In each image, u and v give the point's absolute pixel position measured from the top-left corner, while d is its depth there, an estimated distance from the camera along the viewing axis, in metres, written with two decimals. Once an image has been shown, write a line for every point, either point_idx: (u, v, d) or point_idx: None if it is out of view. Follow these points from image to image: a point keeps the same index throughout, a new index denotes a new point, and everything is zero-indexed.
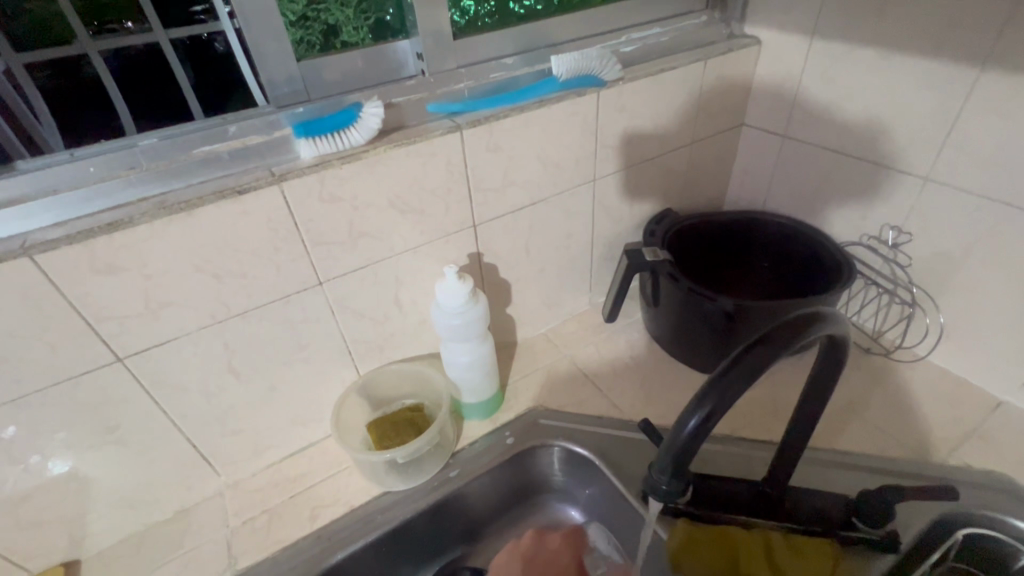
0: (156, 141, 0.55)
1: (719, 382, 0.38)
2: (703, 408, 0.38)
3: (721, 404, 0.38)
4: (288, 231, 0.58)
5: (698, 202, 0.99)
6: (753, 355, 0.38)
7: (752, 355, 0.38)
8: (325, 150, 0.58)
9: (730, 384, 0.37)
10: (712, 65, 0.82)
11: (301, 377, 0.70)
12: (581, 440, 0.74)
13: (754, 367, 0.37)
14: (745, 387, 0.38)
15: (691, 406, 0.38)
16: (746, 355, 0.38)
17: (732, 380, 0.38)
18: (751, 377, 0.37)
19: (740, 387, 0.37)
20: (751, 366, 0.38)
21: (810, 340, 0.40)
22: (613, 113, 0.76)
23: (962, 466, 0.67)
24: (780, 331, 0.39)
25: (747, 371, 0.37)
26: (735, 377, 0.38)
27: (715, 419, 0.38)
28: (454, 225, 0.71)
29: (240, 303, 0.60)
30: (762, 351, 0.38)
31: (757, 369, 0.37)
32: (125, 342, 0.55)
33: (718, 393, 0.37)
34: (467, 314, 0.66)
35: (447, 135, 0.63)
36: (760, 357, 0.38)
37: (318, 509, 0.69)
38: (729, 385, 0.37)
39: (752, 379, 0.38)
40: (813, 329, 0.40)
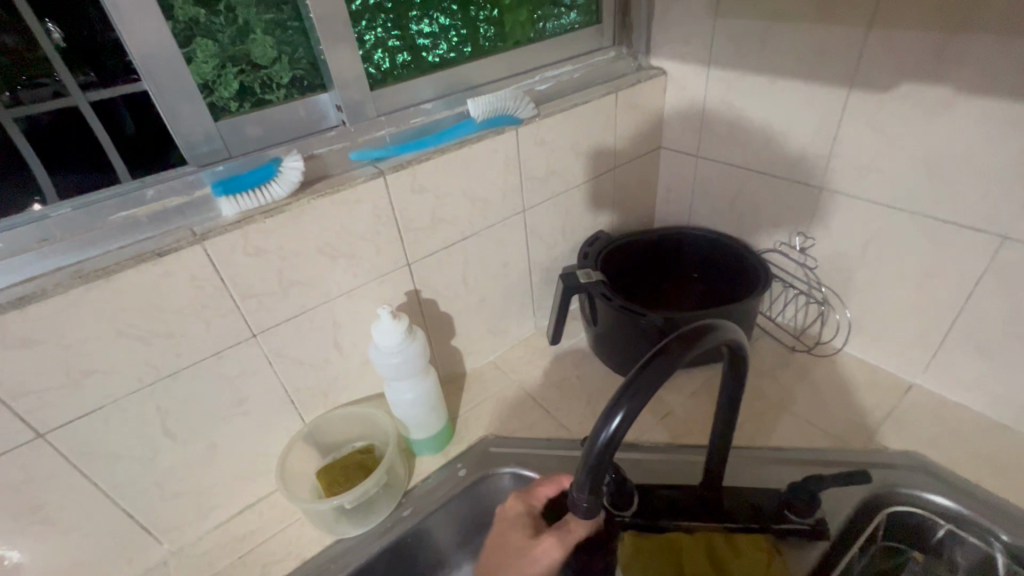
0: (70, 211, 0.55)
1: (625, 393, 0.40)
2: (612, 420, 0.40)
3: (635, 409, 0.40)
4: (214, 287, 0.58)
5: (629, 222, 1.04)
6: (652, 366, 0.41)
7: (652, 366, 0.41)
8: (246, 206, 0.59)
9: (637, 395, 0.40)
10: (624, 95, 0.88)
11: (243, 431, 0.69)
12: (531, 463, 0.76)
13: (654, 377, 0.40)
14: (649, 397, 0.40)
15: (607, 412, 0.40)
16: (646, 368, 0.41)
17: (636, 391, 0.40)
18: (652, 388, 0.40)
19: (643, 397, 0.40)
20: (651, 377, 0.41)
21: (705, 347, 0.43)
22: (533, 147, 0.80)
23: (880, 449, 0.72)
24: (676, 342, 0.42)
25: (647, 382, 0.40)
26: (637, 388, 0.40)
27: (625, 428, 0.40)
28: (388, 265, 0.72)
29: (170, 363, 0.59)
30: (661, 361, 0.41)
31: (657, 379, 0.40)
32: (46, 415, 0.54)
33: (627, 402, 0.40)
34: (404, 352, 0.68)
35: (370, 181, 0.65)
36: (658, 368, 0.41)
37: (269, 566, 0.67)
38: (635, 396, 0.40)
39: (655, 389, 0.40)
40: (707, 338, 0.43)
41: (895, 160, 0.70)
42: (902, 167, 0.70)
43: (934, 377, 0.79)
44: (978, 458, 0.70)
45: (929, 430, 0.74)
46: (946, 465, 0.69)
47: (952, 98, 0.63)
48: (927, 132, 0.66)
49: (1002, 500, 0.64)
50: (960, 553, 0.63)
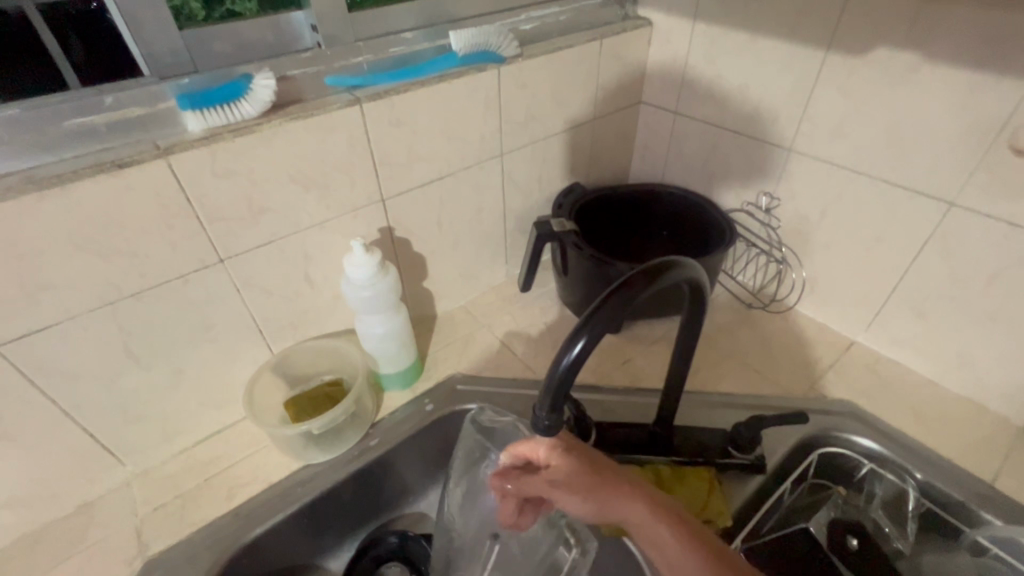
0: (18, 113, 0.50)
1: (590, 322, 0.42)
2: (575, 346, 0.42)
3: (598, 336, 0.42)
4: (180, 206, 0.56)
5: (605, 176, 1.05)
6: (616, 297, 0.43)
7: (616, 296, 0.43)
8: (214, 123, 0.56)
9: (600, 323, 0.42)
10: (609, 43, 0.87)
11: (210, 357, 0.69)
12: (496, 401, 0.79)
13: (615, 305, 0.43)
14: (611, 325, 0.43)
15: (571, 339, 0.43)
16: (611, 297, 0.43)
17: (600, 317, 0.42)
18: (614, 315, 0.42)
19: (604, 325, 0.42)
20: (614, 306, 0.43)
21: (668, 281, 0.46)
22: (515, 88, 0.79)
23: (819, 397, 0.78)
24: (639, 276, 0.44)
25: (610, 313, 0.43)
26: (600, 316, 0.42)
27: (587, 353, 0.42)
28: (362, 199, 0.71)
29: (131, 283, 0.57)
30: (623, 294, 0.44)
31: (619, 307, 0.43)
32: (2, 328, 0.52)
33: (592, 329, 0.42)
34: (377, 286, 0.68)
35: (347, 108, 0.63)
36: (620, 299, 0.43)
37: (236, 488, 0.69)
38: (598, 325, 0.42)
39: (616, 317, 0.43)
40: (668, 274, 0.45)
41: (862, 126, 0.73)
42: (866, 133, 0.73)
43: (874, 335, 0.85)
44: (903, 407, 0.77)
45: (864, 382, 0.81)
46: (875, 412, 0.76)
47: (920, 65, 0.65)
48: (894, 99, 0.69)
49: (919, 444, 0.71)
50: (879, 487, 0.69)
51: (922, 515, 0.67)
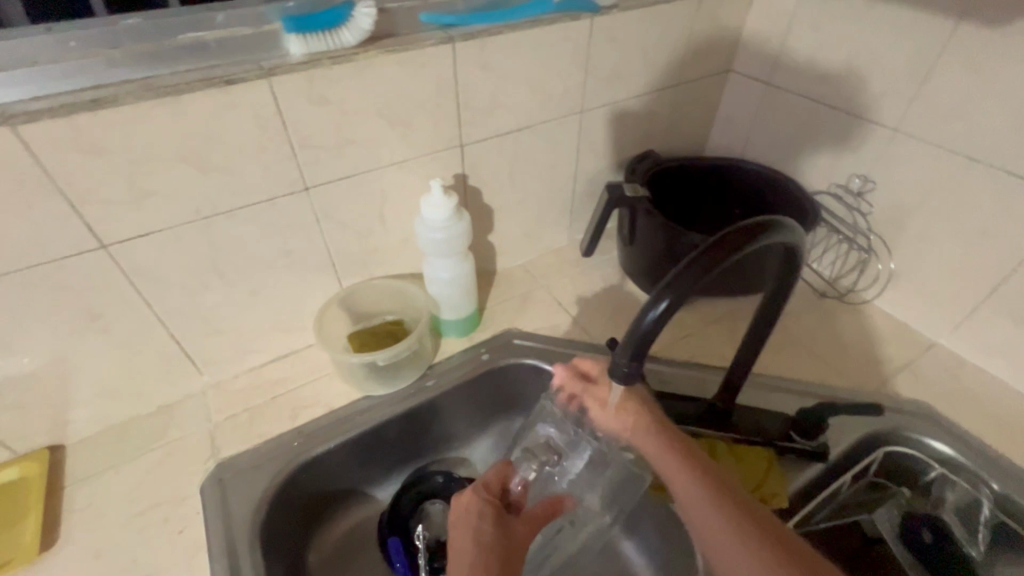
0: (140, 23, 0.53)
1: (679, 277, 0.41)
2: (662, 301, 0.41)
3: (685, 293, 0.41)
4: (276, 129, 0.58)
5: (681, 147, 1.01)
6: (711, 254, 0.41)
7: (710, 252, 0.42)
8: (315, 49, 0.57)
9: (688, 281, 0.41)
10: (707, 2, 0.82)
11: (285, 283, 0.71)
12: (551, 358, 0.79)
13: (710, 261, 0.41)
14: (702, 281, 0.41)
15: (655, 295, 0.42)
16: (704, 253, 0.42)
17: (692, 273, 0.41)
18: (707, 271, 0.41)
19: (694, 281, 0.41)
20: (708, 262, 0.41)
21: (765, 243, 0.44)
22: (605, 41, 0.76)
23: (891, 395, 0.74)
24: (737, 235, 0.42)
25: (700, 271, 0.41)
26: (689, 274, 0.41)
27: (675, 309, 0.41)
28: (442, 141, 0.71)
29: (225, 200, 0.60)
30: (715, 253, 0.42)
31: (713, 263, 0.41)
32: (111, 229, 0.56)
33: (680, 287, 0.41)
34: (450, 229, 0.68)
35: (439, 45, 0.63)
36: (712, 258, 0.41)
37: (299, 410, 0.72)
38: (686, 281, 0.41)
39: (709, 275, 0.41)
40: (768, 235, 0.43)
41: (986, 107, 0.67)
42: (990, 116, 0.67)
43: (959, 339, 0.80)
44: (985, 416, 0.72)
45: (942, 385, 0.76)
46: (953, 416, 0.72)
47: None
48: None
49: (1000, 454, 0.67)
50: (950, 493, 0.66)
51: (995, 526, 0.62)
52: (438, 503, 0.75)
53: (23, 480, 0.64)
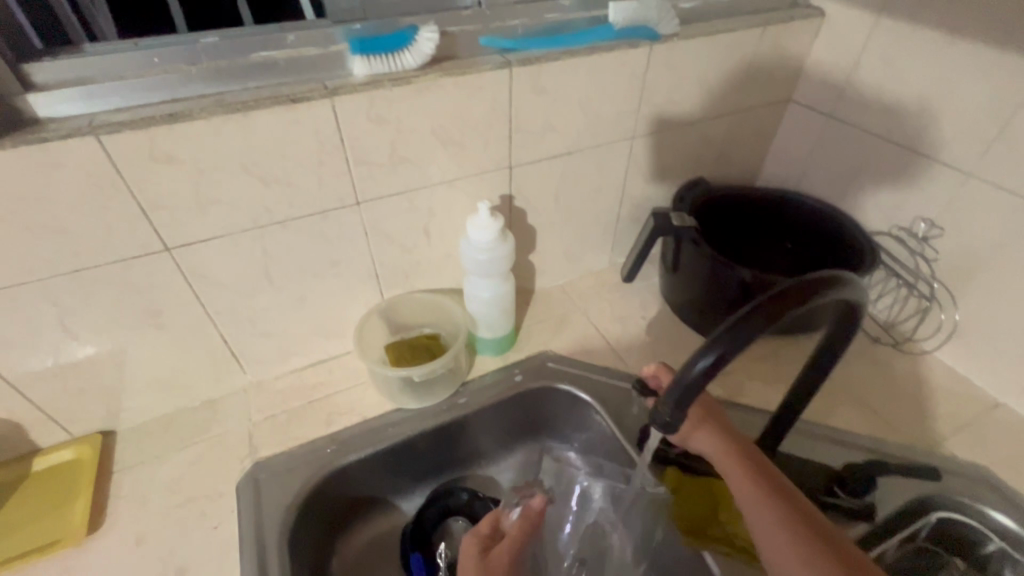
0: (217, 41, 0.55)
1: (729, 332, 0.40)
2: (712, 354, 0.40)
3: (734, 350, 0.40)
4: (335, 146, 0.60)
5: (733, 176, 0.98)
6: (767, 308, 0.40)
7: (766, 306, 0.40)
8: (377, 70, 0.58)
9: (738, 338, 0.40)
10: (771, 31, 0.80)
11: (330, 291, 0.73)
12: (586, 386, 0.77)
13: (766, 315, 0.40)
14: (757, 336, 0.40)
15: (700, 348, 0.41)
16: (760, 307, 0.40)
17: (745, 326, 0.40)
18: (762, 326, 0.40)
19: (749, 336, 0.40)
20: (764, 317, 0.40)
21: (822, 298, 0.42)
22: (663, 69, 0.75)
23: (948, 455, 0.70)
24: (796, 290, 0.41)
25: (755, 326, 0.40)
26: (741, 330, 0.40)
27: (726, 362, 0.40)
28: (491, 162, 0.72)
29: (282, 210, 0.62)
30: (772, 307, 0.41)
31: (769, 318, 0.40)
32: (176, 233, 0.58)
33: (728, 343, 0.40)
34: (494, 250, 0.69)
35: (497, 70, 0.63)
36: (765, 315, 0.40)
37: (335, 416, 0.74)
38: (737, 338, 0.40)
39: (764, 329, 0.40)
40: (827, 291, 0.42)
41: None
42: None
43: None
44: None
45: (1006, 449, 0.71)
46: (1017, 485, 0.67)
47: None
48: None
49: None
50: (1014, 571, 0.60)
51: None
52: (461, 521, 0.75)
53: (78, 461, 0.68)
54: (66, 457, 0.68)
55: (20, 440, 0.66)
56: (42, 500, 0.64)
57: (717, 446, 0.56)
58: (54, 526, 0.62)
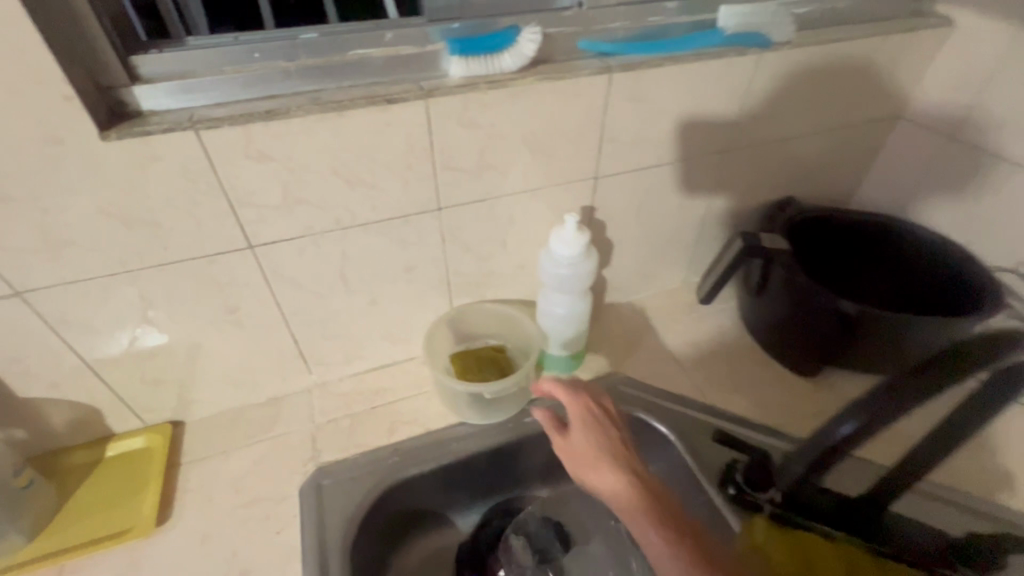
0: (316, 37, 0.53)
1: (859, 411, 0.45)
2: (847, 424, 0.46)
3: (875, 423, 0.45)
4: (424, 149, 0.57)
5: (827, 196, 0.90)
6: (906, 385, 0.43)
7: (904, 384, 0.43)
8: (474, 71, 0.56)
9: (877, 411, 0.44)
10: (892, 41, 0.73)
11: (401, 296, 0.71)
12: (659, 415, 0.71)
13: (903, 391, 0.43)
14: (901, 410, 0.43)
15: (839, 418, 0.47)
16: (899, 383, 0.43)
17: (880, 401, 0.44)
18: (902, 403, 0.43)
19: (885, 412, 0.44)
20: (904, 393, 0.43)
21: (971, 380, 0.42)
22: (769, 78, 0.69)
23: None
24: (945, 364, 0.41)
25: (893, 402, 0.43)
26: (870, 406, 0.45)
27: (864, 431, 0.46)
28: (578, 172, 0.68)
29: (364, 213, 0.60)
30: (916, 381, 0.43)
31: (912, 394, 0.43)
32: (260, 231, 0.57)
33: (863, 416, 0.45)
34: (577, 267, 0.65)
35: (597, 75, 0.59)
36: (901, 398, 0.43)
37: (397, 425, 0.72)
38: (877, 415, 0.44)
39: (908, 404, 0.43)
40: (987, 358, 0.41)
41: None
42: None
43: None
44: None
45: None
46: None
47: None
48: None
49: None
50: None
51: None
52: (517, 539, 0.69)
53: (149, 449, 0.68)
54: (137, 445, 0.69)
55: (96, 425, 0.67)
56: (114, 486, 0.65)
57: (596, 468, 0.60)
58: (124, 514, 0.63)
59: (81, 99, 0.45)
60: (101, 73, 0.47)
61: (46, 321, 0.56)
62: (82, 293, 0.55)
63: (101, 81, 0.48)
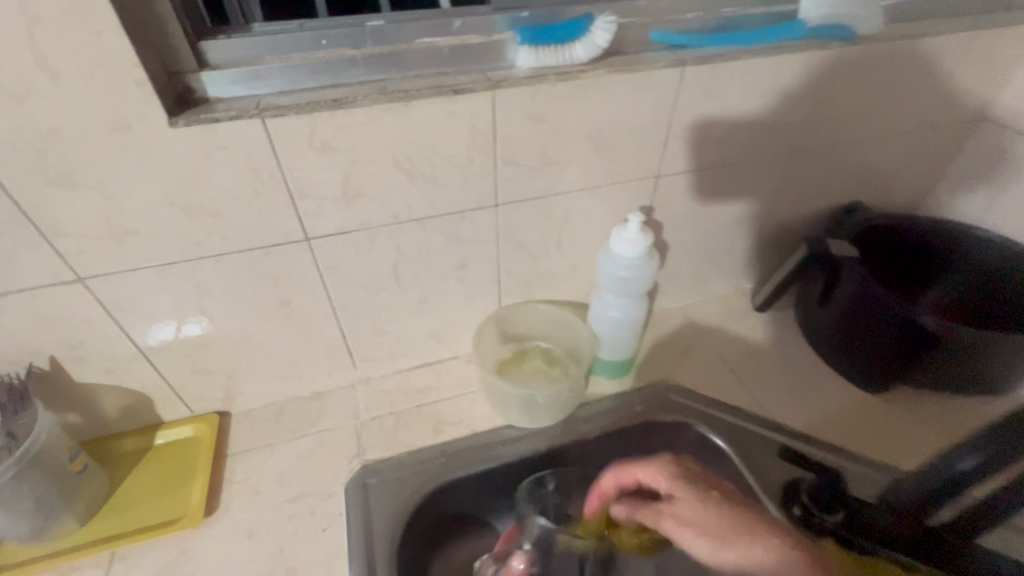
0: (383, 23, 0.51)
1: (983, 442, 0.45)
2: (965, 460, 0.46)
3: (997, 456, 0.44)
4: (487, 142, 0.55)
5: (897, 202, 0.85)
6: None
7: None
8: (544, 62, 0.53)
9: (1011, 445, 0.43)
10: (983, 38, 0.68)
11: (452, 295, 0.70)
12: (716, 426, 0.68)
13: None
14: None
15: (959, 452, 0.46)
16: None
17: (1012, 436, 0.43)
18: None
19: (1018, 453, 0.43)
20: None
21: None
22: (849, 75, 0.65)
23: None
24: None
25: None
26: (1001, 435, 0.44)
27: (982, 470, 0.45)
28: (641, 170, 0.65)
29: (421, 207, 0.58)
30: None
31: None
32: (317, 223, 0.56)
33: (990, 448, 0.44)
34: (639, 269, 0.63)
35: (670, 68, 0.56)
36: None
37: (443, 425, 0.70)
38: (1003, 446, 0.43)
39: None
40: None
41: None
42: None
43: None
44: None
45: None
46: None
47: None
48: None
49: None
50: None
51: None
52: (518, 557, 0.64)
53: (197, 439, 0.68)
54: (185, 434, 0.69)
55: (147, 412, 0.67)
56: (163, 475, 0.65)
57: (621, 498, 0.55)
58: (173, 504, 0.63)
59: (152, 84, 0.44)
60: (172, 58, 0.47)
61: (106, 308, 0.56)
62: (141, 281, 0.55)
63: (171, 67, 0.47)
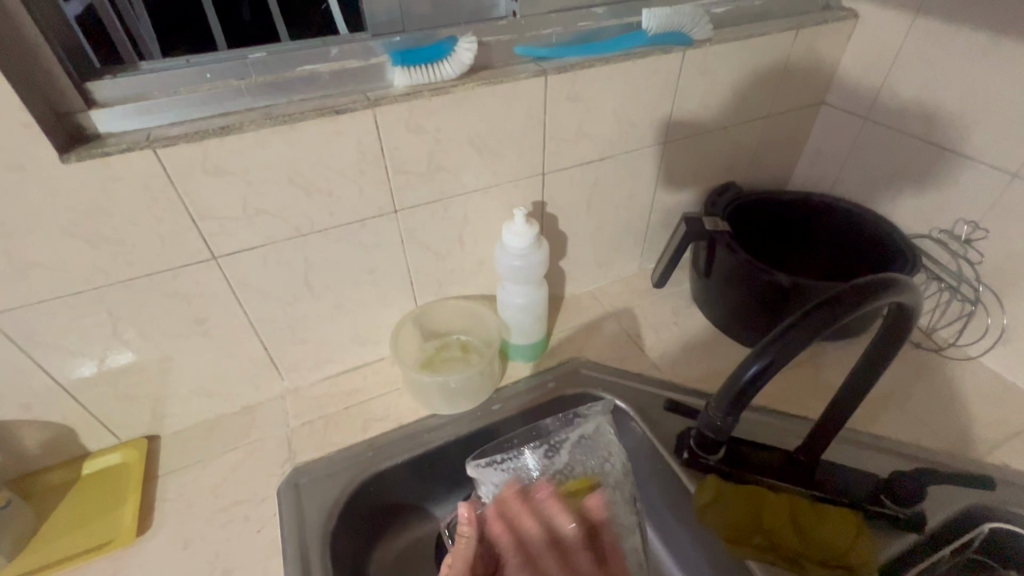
0: (265, 56, 0.57)
1: (767, 346, 0.44)
2: (749, 368, 0.45)
3: (781, 359, 0.43)
4: (376, 155, 0.61)
5: (765, 181, 0.97)
6: (809, 322, 0.42)
7: (805, 323, 0.42)
8: (418, 81, 0.60)
9: (787, 347, 0.43)
10: (804, 35, 0.79)
11: (367, 299, 0.74)
12: (618, 392, 0.76)
13: (812, 330, 0.42)
14: (802, 349, 0.43)
15: (747, 359, 0.45)
16: (802, 322, 0.43)
17: (788, 339, 0.43)
18: (807, 337, 0.42)
19: (790, 353, 0.43)
20: (807, 330, 0.42)
21: (862, 310, 0.43)
22: (696, 74, 0.75)
23: (996, 464, 0.68)
24: (835, 300, 0.43)
25: (798, 339, 0.42)
26: (788, 342, 0.43)
27: (763, 376, 0.44)
28: (525, 169, 0.73)
29: (323, 219, 0.63)
30: (819, 318, 0.43)
31: (811, 332, 0.42)
32: (222, 242, 0.60)
33: (775, 353, 0.43)
34: (531, 256, 0.70)
35: (533, 79, 0.64)
36: (810, 327, 0.42)
37: (371, 422, 0.75)
38: (783, 350, 0.43)
39: (807, 344, 0.42)
40: (865, 299, 0.43)
41: None
42: None
43: None
44: None
45: None
46: None
47: None
48: None
49: None
50: None
51: None
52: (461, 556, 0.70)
53: (126, 464, 0.70)
54: (114, 461, 0.70)
55: (72, 444, 0.68)
56: (93, 502, 0.66)
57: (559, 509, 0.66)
58: (105, 528, 0.64)
59: (40, 126, 0.48)
60: (58, 100, 0.50)
61: (16, 343, 0.57)
62: (50, 313, 0.57)
63: (59, 108, 0.50)
